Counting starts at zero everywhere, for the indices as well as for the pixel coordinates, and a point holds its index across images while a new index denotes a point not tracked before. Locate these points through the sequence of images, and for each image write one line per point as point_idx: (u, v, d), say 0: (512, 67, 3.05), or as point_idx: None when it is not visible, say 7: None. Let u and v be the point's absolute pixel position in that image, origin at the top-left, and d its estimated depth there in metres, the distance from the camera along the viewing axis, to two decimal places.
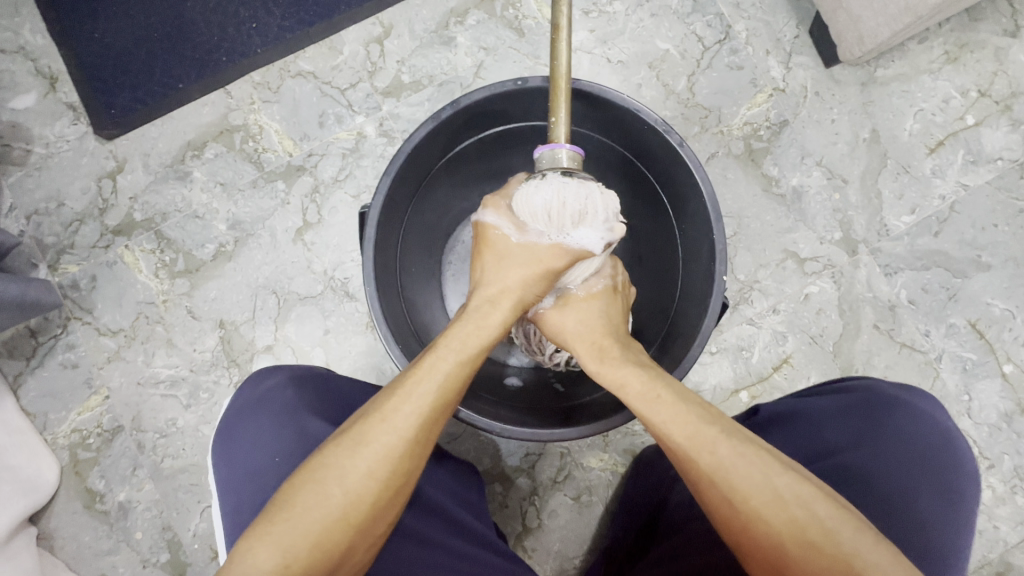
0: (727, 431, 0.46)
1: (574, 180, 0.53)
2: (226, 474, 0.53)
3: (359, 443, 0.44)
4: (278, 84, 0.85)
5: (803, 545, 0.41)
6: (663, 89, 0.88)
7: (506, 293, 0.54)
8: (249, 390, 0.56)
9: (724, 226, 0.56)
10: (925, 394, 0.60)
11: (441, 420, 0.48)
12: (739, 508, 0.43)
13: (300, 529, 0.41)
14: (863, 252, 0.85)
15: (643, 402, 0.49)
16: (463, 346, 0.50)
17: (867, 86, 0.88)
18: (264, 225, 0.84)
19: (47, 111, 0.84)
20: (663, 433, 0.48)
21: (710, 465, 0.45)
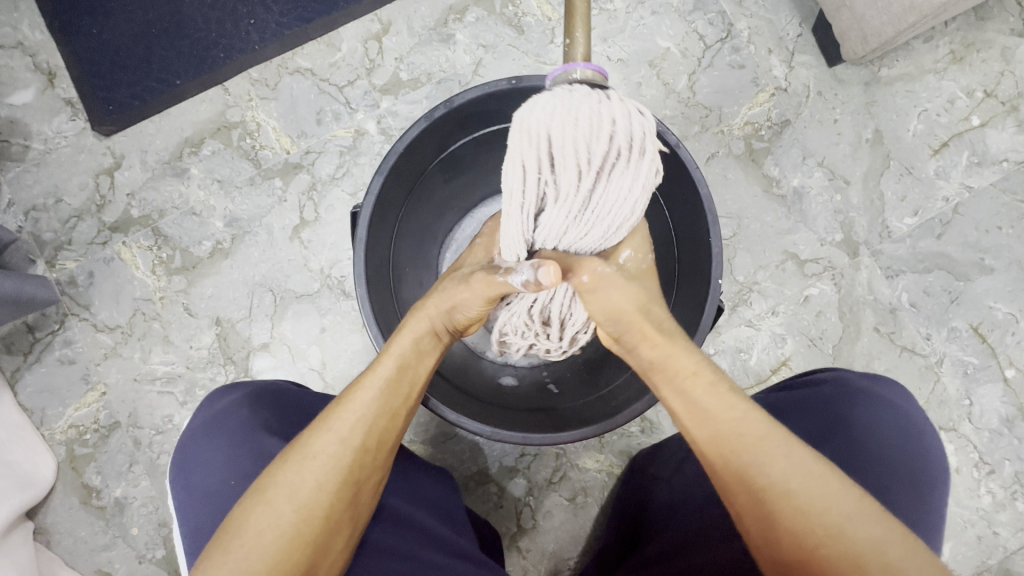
0: (797, 440, 0.44)
1: (583, 87, 0.44)
2: (186, 496, 0.53)
3: (304, 458, 0.44)
4: (276, 81, 0.85)
5: (879, 562, 0.40)
6: (663, 88, 0.87)
7: (442, 304, 0.53)
8: (207, 409, 0.57)
9: (721, 228, 0.55)
10: (894, 384, 0.59)
11: (390, 426, 0.48)
12: (813, 520, 0.41)
13: (256, 549, 0.41)
14: (864, 254, 0.85)
15: (714, 399, 0.46)
16: (403, 353, 0.50)
17: (871, 86, 0.87)
18: (261, 222, 0.83)
19: (45, 106, 0.84)
20: (728, 436, 0.45)
21: (778, 471, 0.43)
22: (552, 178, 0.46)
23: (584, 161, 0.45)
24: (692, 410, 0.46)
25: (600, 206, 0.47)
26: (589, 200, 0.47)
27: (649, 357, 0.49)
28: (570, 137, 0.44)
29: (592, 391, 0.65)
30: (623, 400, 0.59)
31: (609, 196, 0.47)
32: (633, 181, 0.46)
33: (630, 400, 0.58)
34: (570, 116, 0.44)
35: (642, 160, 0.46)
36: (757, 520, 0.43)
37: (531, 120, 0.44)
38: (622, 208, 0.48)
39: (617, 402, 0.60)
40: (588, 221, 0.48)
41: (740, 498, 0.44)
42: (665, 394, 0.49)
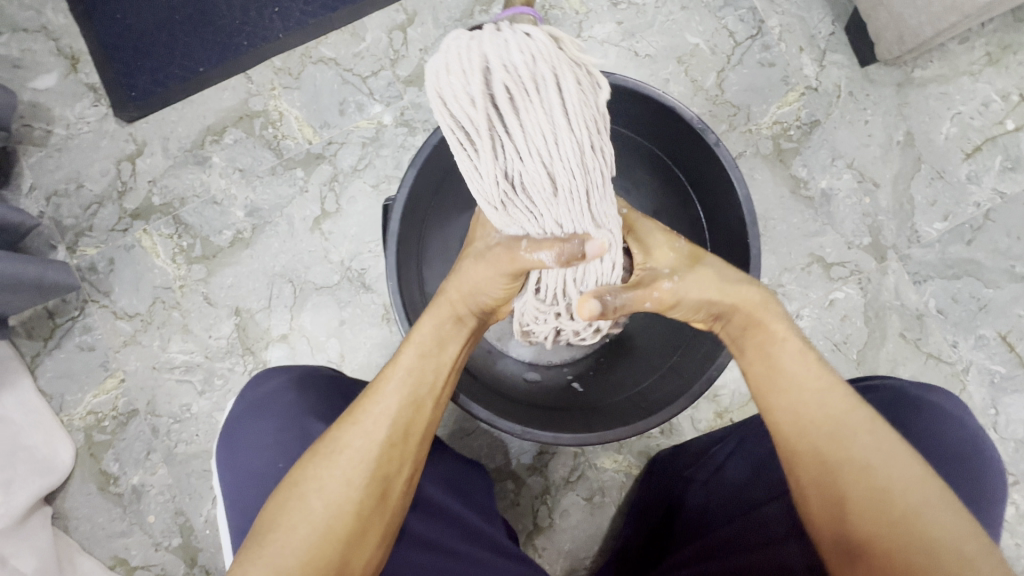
0: (883, 424, 0.44)
1: (503, 41, 0.40)
2: (231, 477, 0.53)
3: (333, 451, 0.44)
4: (299, 70, 0.84)
5: (957, 556, 0.39)
6: (691, 85, 0.85)
7: (461, 288, 0.51)
8: (251, 392, 0.56)
9: (759, 230, 0.54)
10: (946, 392, 0.57)
11: (418, 418, 0.47)
12: (890, 498, 0.41)
13: (290, 543, 0.41)
14: (892, 259, 0.83)
15: (802, 369, 0.46)
16: (424, 343, 0.49)
17: (903, 87, 0.85)
18: (282, 213, 0.83)
19: (68, 92, 0.83)
20: (814, 406, 0.45)
21: (859, 443, 0.43)
22: (473, 141, 0.42)
23: (489, 114, 0.41)
24: (772, 378, 0.46)
25: (533, 158, 0.42)
26: (517, 152, 0.42)
27: (741, 325, 0.49)
28: (467, 94, 0.41)
29: (620, 392, 0.65)
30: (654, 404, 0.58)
31: (537, 144, 0.42)
32: (552, 118, 0.41)
33: (661, 402, 0.58)
34: (460, 73, 0.41)
35: (546, 89, 0.41)
36: (827, 493, 0.43)
37: (443, 80, 0.41)
38: (556, 149, 0.42)
39: (647, 404, 0.59)
40: (527, 179, 0.43)
41: (809, 464, 0.44)
42: (749, 359, 0.48)
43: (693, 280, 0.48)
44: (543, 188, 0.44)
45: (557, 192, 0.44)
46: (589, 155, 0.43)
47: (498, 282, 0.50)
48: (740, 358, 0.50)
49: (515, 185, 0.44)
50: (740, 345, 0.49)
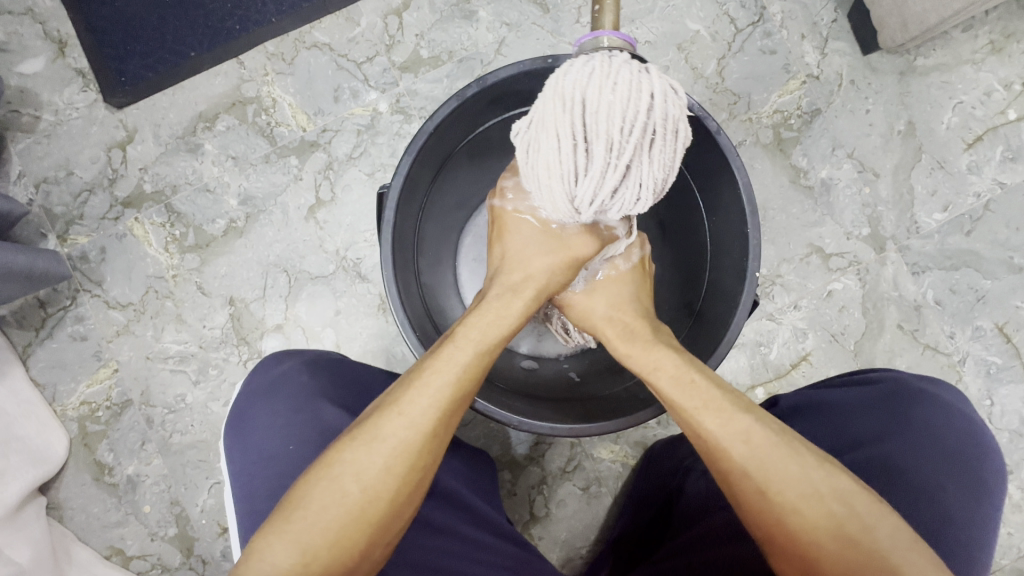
0: (761, 428, 0.44)
1: (657, 78, 0.42)
2: (241, 459, 0.52)
3: (375, 438, 0.43)
4: (292, 55, 0.82)
5: (838, 541, 0.40)
6: (691, 72, 0.84)
7: (529, 276, 0.54)
8: (262, 375, 0.56)
9: (759, 220, 0.53)
10: (949, 387, 0.58)
11: (459, 413, 0.46)
12: (773, 503, 0.42)
13: (320, 524, 0.41)
14: (890, 250, 0.83)
15: (674, 386, 0.47)
16: (482, 337, 0.49)
17: (906, 76, 0.84)
18: (276, 202, 0.82)
19: (55, 76, 0.82)
20: (690, 422, 0.46)
21: (739, 455, 0.43)
22: (606, 156, 0.43)
23: (633, 145, 0.43)
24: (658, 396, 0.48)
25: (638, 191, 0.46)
26: (633, 183, 0.45)
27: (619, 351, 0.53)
28: (626, 120, 0.42)
29: (617, 383, 0.65)
30: (651, 394, 0.58)
31: (651, 183, 0.45)
32: (674, 169, 0.46)
33: (659, 392, 0.58)
34: (632, 100, 0.42)
35: (683, 143, 0.45)
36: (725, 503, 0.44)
37: (591, 92, 0.42)
38: (658, 194, 0.47)
39: (645, 395, 0.59)
40: (623, 203, 0.47)
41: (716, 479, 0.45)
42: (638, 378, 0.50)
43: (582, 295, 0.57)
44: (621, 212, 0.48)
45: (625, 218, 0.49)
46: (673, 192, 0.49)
47: (559, 272, 0.54)
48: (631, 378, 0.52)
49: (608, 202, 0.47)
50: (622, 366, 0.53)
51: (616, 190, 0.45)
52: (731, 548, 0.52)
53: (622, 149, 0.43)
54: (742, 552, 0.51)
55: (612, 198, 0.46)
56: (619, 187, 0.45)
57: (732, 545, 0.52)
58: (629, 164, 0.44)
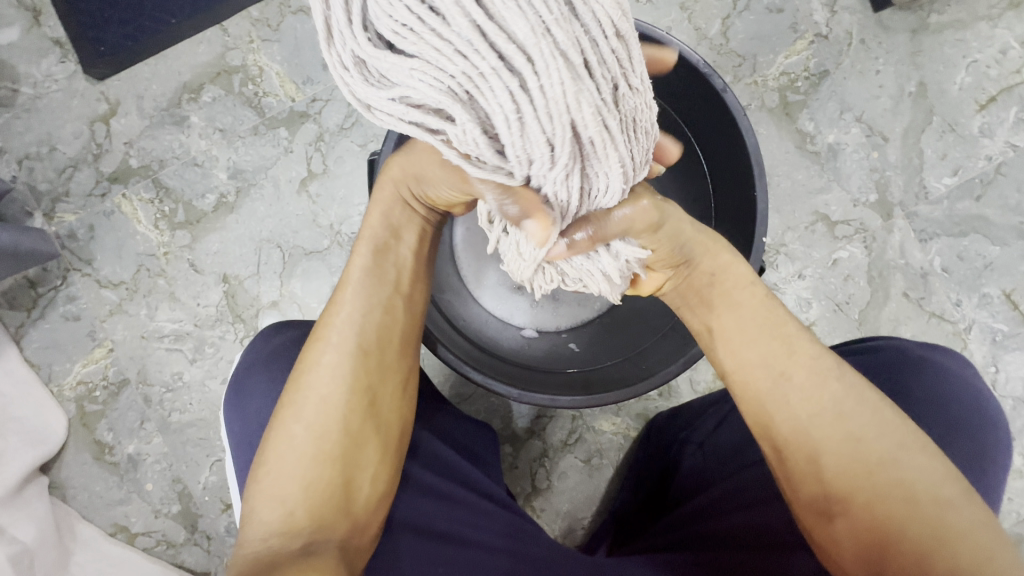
0: (848, 369, 0.45)
1: None
2: (239, 429, 0.53)
3: (305, 373, 0.44)
4: (278, 21, 0.79)
5: (932, 498, 0.39)
6: (694, 34, 0.81)
7: (408, 173, 0.46)
8: (261, 343, 0.55)
9: (766, 183, 0.52)
10: (954, 355, 0.57)
11: (388, 326, 0.47)
12: (865, 448, 0.41)
13: (280, 472, 0.41)
14: (898, 217, 0.81)
15: (762, 315, 0.46)
16: (375, 235, 0.48)
17: (918, 34, 0.81)
18: (267, 174, 0.79)
19: (32, 47, 0.78)
20: (776, 353, 0.45)
21: (832, 390, 0.43)
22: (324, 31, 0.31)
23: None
24: (737, 330, 0.46)
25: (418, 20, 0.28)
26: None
27: (711, 268, 0.48)
28: None
29: (617, 357, 0.64)
30: (654, 367, 0.57)
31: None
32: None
33: (662, 365, 0.57)
34: None
35: None
36: (800, 451, 0.42)
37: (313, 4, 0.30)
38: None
39: (646, 369, 0.58)
40: (431, 21, 0.28)
41: (785, 425, 0.43)
42: (716, 311, 0.48)
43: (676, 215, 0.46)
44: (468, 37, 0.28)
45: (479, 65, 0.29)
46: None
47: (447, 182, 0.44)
48: (703, 306, 0.48)
49: (413, 51, 0.29)
50: (708, 296, 0.48)
51: (390, 24, 0.29)
52: (740, 515, 0.53)
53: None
54: (749, 523, 0.52)
55: (412, 25, 0.28)
56: (383, 23, 0.29)
57: (733, 517, 0.54)
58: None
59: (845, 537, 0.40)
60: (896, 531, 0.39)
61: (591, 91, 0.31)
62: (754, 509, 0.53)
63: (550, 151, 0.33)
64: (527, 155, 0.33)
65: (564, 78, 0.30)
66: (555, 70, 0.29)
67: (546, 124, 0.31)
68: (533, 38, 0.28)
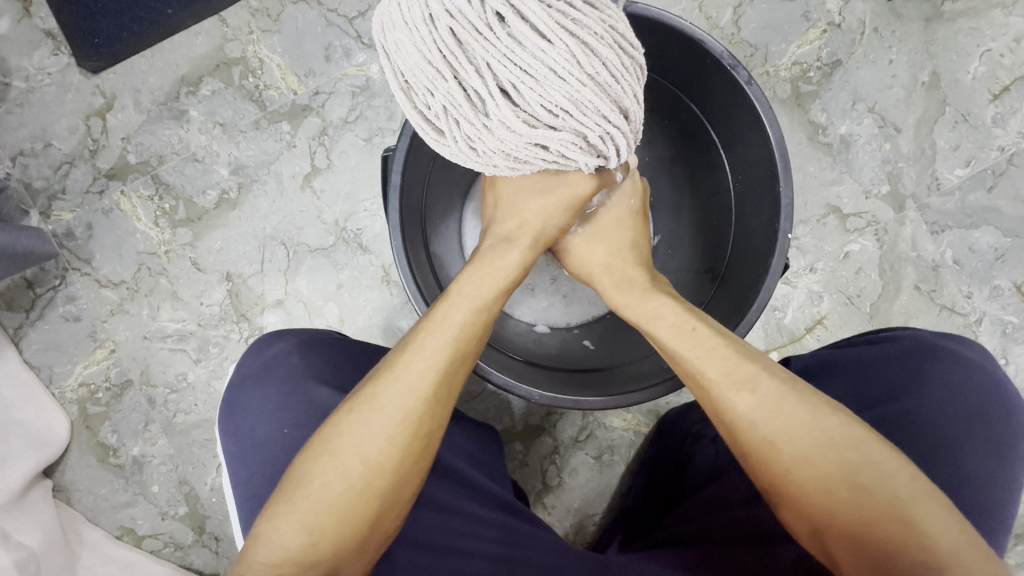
0: (765, 375, 0.44)
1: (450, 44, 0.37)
2: (236, 444, 0.51)
3: (373, 407, 0.43)
4: (278, 11, 0.77)
5: (850, 486, 0.40)
6: (705, 23, 0.79)
7: (526, 229, 0.51)
8: (253, 357, 0.54)
9: (791, 179, 0.51)
10: (976, 347, 0.57)
11: (462, 369, 0.46)
12: (779, 451, 0.42)
13: (322, 501, 0.40)
14: (910, 209, 0.80)
15: (678, 333, 0.47)
16: (477, 293, 0.47)
17: (932, 22, 0.79)
18: (270, 170, 0.77)
19: (23, 39, 0.76)
20: (698, 371, 0.45)
21: (741, 405, 0.44)
22: (465, 103, 0.39)
23: (463, 69, 0.38)
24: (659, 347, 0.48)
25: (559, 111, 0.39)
26: (525, 78, 0.38)
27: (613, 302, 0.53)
28: (458, 105, 0.39)
29: (632, 351, 0.63)
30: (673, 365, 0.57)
31: (543, 64, 0.37)
32: (541, 37, 0.37)
33: None
34: (435, 84, 0.39)
35: (555, 65, 0.37)
36: (739, 455, 0.45)
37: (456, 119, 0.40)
38: (573, 52, 0.37)
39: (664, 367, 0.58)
40: (576, 105, 0.39)
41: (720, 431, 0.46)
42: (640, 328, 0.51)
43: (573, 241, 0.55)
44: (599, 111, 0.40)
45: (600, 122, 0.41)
46: (622, 71, 0.40)
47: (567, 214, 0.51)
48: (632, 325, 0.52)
49: (561, 124, 0.40)
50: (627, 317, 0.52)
51: (541, 102, 0.39)
52: (737, 513, 0.54)
53: (458, 83, 0.38)
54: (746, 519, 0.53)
55: (559, 106, 0.39)
56: (535, 103, 0.39)
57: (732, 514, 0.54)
58: (486, 76, 0.38)
59: (793, 526, 0.43)
60: (826, 521, 0.41)
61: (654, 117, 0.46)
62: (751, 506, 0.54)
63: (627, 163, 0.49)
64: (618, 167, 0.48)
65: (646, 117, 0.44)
66: (642, 117, 0.44)
67: (635, 151, 0.47)
68: (635, 101, 0.42)
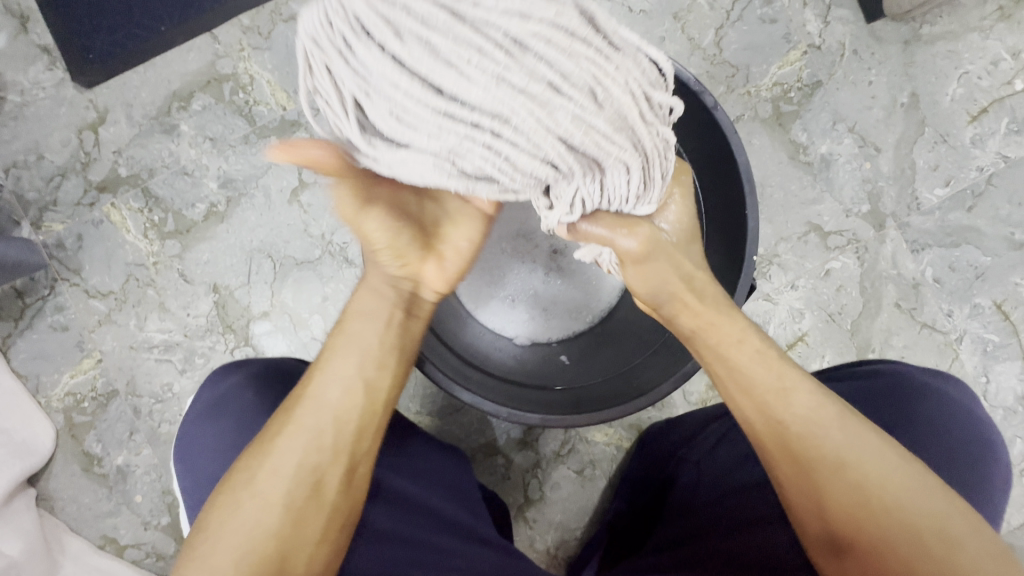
0: (852, 414, 0.45)
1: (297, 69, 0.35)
2: (194, 484, 0.52)
3: (260, 450, 0.43)
4: (269, 29, 0.79)
5: (940, 537, 0.40)
6: (688, 43, 0.80)
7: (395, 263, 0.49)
8: (209, 394, 0.55)
9: (757, 201, 0.52)
10: (960, 385, 0.57)
11: (343, 407, 0.45)
12: (871, 493, 0.42)
13: (221, 547, 0.40)
14: (890, 227, 0.81)
15: (758, 365, 0.47)
16: (352, 328, 0.48)
17: (911, 45, 0.81)
18: (258, 184, 0.79)
19: (19, 54, 0.78)
20: (775, 403, 0.45)
21: (834, 440, 0.43)
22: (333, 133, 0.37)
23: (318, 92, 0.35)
24: (739, 377, 0.47)
25: (402, 122, 0.33)
26: (359, 94, 0.33)
27: (690, 324, 0.50)
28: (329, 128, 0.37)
29: (609, 371, 0.64)
30: (646, 385, 0.58)
31: (372, 72, 0.32)
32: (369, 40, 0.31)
33: (653, 382, 0.58)
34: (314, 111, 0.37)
35: (382, 71, 0.32)
36: (807, 500, 0.43)
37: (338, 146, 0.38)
38: (404, 49, 0.31)
39: (638, 387, 0.58)
40: (415, 111, 0.33)
41: (788, 469, 0.44)
42: (706, 363, 0.49)
43: (668, 249, 0.49)
44: (449, 116, 0.32)
45: (453, 131, 0.33)
46: (476, 55, 0.31)
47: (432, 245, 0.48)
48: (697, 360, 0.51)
49: (406, 139, 0.34)
50: (695, 343, 0.50)
51: (380, 119, 0.34)
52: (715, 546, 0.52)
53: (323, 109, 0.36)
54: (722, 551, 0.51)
55: (397, 118, 0.33)
56: (376, 121, 0.34)
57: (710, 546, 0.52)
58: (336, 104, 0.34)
59: None
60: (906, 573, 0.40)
61: (566, 114, 0.33)
62: (730, 539, 0.52)
63: (541, 177, 0.36)
64: (530, 182, 0.37)
65: (538, 115, 0.33)
66: (531, 114, 0.33)
67: (547, 157, 0.35)
68: (497, 95, 0.32)
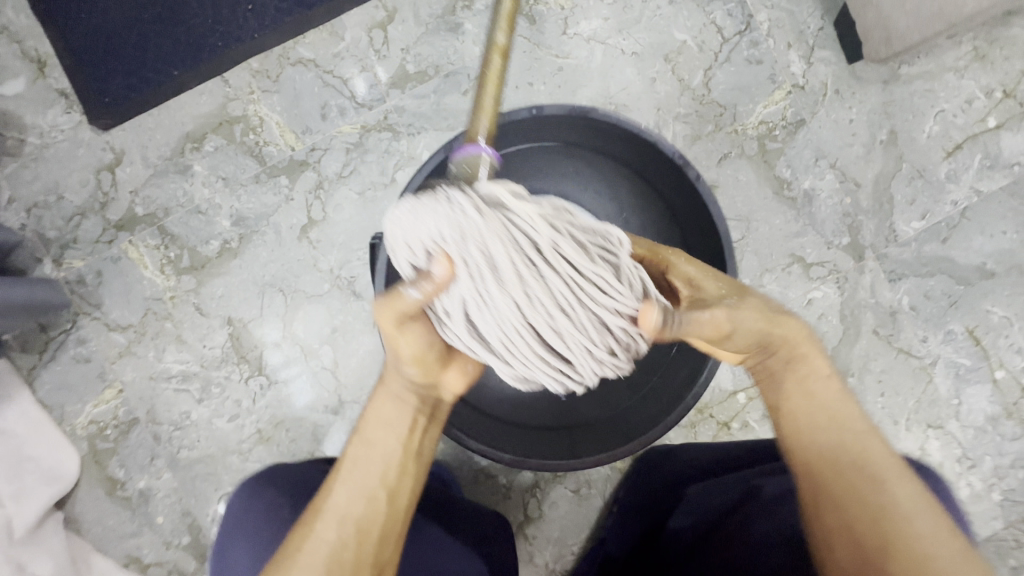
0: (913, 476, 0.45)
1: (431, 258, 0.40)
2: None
3: (284, 560, 0.45)
4: (278, 72, 0.82)
5: None
6: (678, 84, 0.84)
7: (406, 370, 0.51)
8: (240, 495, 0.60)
9: (736, 262, 0.57)
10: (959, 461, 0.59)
11: (362, 512, 0.47)
12: (911, 543, 0.41)
13: None
14: (869, 258, 0.85)
15: (837, 402, 0.48)
16: (367, 433, 0.50)
17: (890, 85, 0.85)
18: (269, 222, 0.83)
19: (37, 98, 0.81)
20: (844, 438, 0.46)
21: (889, 485, 0.44)
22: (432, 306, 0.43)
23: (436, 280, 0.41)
24: (811, 410, 0.48)
25: (499, 337, 0.42)
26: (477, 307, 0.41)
27: (786, 357, 0.50)
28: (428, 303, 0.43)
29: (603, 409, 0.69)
30: (636, 429, 0.63)
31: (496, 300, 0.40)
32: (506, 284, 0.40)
33: (642, 426, 0.63)
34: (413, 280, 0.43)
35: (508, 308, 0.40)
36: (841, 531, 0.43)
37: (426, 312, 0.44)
38: (521, 277, 0.39)
39: (628, 432, 0.63)
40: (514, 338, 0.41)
41: (834, 498, 0.44)
42: (783, 393, 0.49)
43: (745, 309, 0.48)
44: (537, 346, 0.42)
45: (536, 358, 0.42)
46: (575, 317, 0.41)
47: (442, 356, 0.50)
48: (769, 389, 0.51)
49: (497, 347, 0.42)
50: (778, 376, 0.50)
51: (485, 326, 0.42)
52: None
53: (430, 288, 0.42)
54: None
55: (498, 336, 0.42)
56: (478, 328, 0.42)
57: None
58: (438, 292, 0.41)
59: None
60: None
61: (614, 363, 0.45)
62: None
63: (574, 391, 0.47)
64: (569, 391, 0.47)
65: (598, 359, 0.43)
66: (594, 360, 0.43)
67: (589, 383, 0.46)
68: (578, 344, 0.42)
